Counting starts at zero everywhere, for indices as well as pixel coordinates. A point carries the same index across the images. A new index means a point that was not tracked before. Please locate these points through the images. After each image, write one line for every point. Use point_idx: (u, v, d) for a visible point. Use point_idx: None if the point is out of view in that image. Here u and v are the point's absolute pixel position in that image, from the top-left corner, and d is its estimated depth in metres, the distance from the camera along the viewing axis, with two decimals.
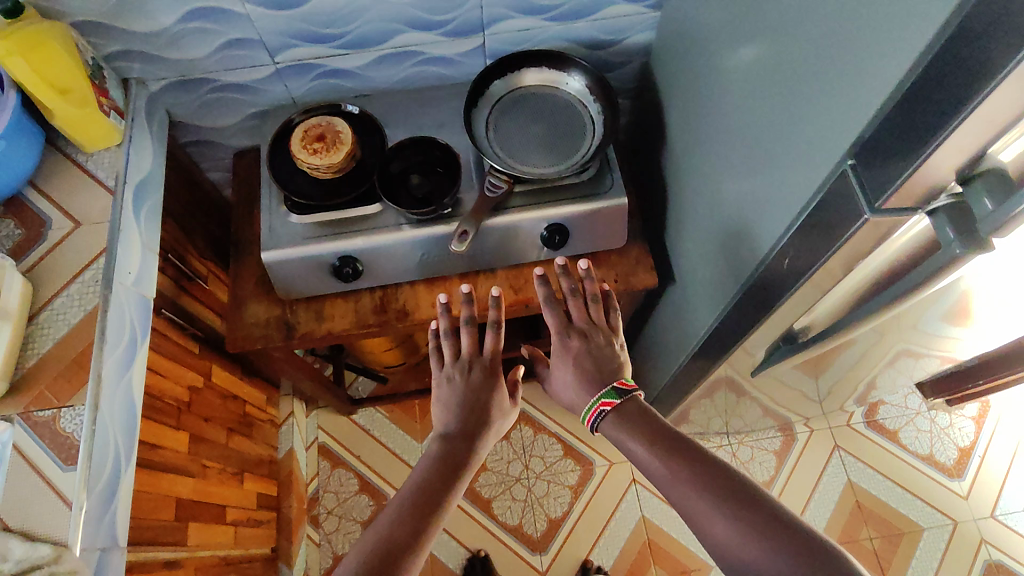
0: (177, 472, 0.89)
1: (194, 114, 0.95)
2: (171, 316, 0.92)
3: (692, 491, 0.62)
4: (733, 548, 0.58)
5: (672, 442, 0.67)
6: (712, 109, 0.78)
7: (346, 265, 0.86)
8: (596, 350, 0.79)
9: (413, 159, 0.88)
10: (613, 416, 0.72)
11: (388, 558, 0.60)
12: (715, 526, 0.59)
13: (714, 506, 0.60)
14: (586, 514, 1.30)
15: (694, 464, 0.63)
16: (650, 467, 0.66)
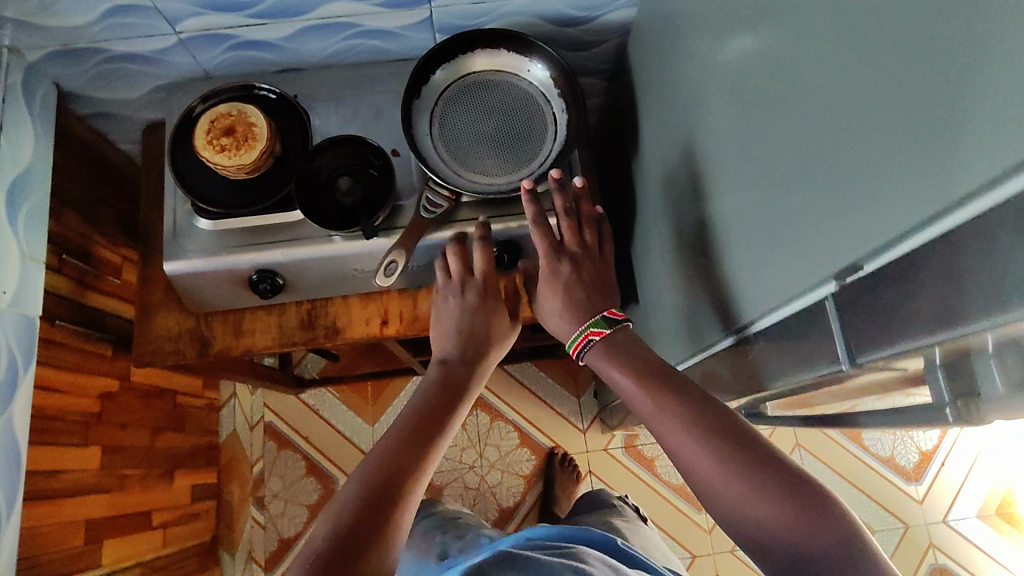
0: (85, 493, 0.83)
1: (89, 86, 0.80)
2: (69, 324, 0.82)
3: (692, 435, 0.53)
4: (730, 495, 0.51)
5: (659, 376, 0.59)
6: (694, 130, 0.66)
7: (264, 280, 0.76)
8: (590, 279, 0.71)
9: (344, 159, 0.76)
10: (602, 344, 0.64)
11: (390, 482, 0.53)
12: (716, 472, 0.51)
13: (712, 449, 0.52)
14: (539, 505, 1.27)
15: (684, 398, 0.56)
16: (638, 403, 0.58)
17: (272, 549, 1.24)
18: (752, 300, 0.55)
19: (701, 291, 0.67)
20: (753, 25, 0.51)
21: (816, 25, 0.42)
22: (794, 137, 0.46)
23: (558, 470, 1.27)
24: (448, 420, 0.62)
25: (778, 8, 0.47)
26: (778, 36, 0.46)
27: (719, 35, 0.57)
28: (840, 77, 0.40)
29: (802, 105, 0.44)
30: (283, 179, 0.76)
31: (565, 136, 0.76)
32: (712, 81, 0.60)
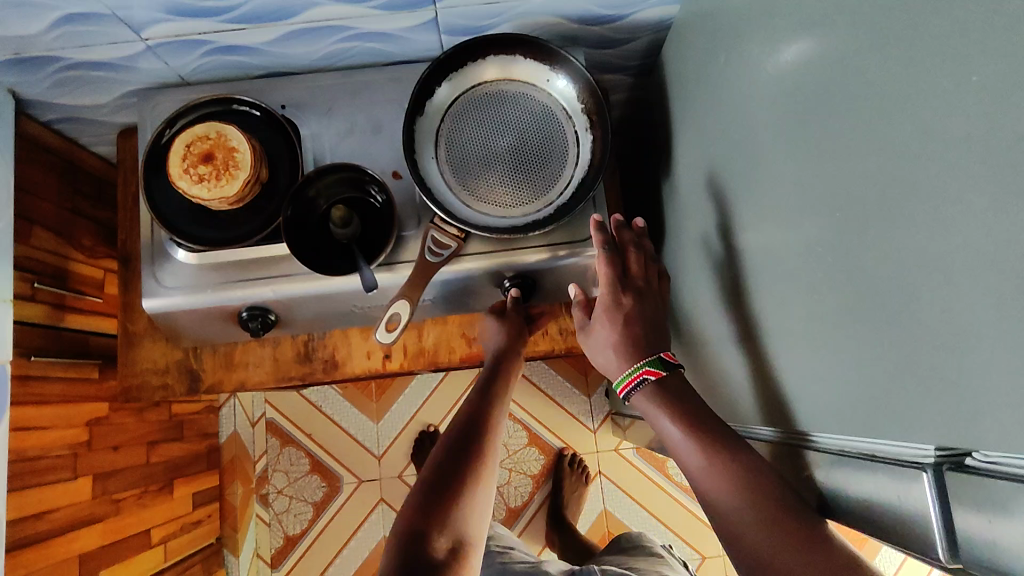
0: (79, 526, 0.79)
1: (50, 93, 0.71)
2: (47, 358, 0.77)
3: (728, 500, 0.49)
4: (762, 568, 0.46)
5: (707, 425, 0.54)
6: (742, 172, 0.57)
7: (254, 318, 0.69)
8: (650, 315, 0.65)
9: (340, 186, 0.67)
10: (654, 385, 0.58)
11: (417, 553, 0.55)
12: (759, 540, 0.47)
13: (761, 515, 0.47)
14: (546, 504, 1.26)
15: (735, 454, 0.51)
16: (682, 452, 0.54)
17: (279, 545, 1.23)
18: (805, 391, 0.48)
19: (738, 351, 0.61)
20: (833, 81, 0.41)
21: (927, 114, 0.33)
22: (880, 238, 0.38)
23: (567, 473, 1.25)
24: (472, 451, 0.63)
25: (869, 72, 0.37)
26: (869, 108, 0.37)
27: (783, 77, 0.48)
28: (956, 193, 0.31)
29: (895, 205, 0.36)
30: (273, 207, 0.68)
31: (590, 161, 0.68)
32: (769, 126, 0.51)
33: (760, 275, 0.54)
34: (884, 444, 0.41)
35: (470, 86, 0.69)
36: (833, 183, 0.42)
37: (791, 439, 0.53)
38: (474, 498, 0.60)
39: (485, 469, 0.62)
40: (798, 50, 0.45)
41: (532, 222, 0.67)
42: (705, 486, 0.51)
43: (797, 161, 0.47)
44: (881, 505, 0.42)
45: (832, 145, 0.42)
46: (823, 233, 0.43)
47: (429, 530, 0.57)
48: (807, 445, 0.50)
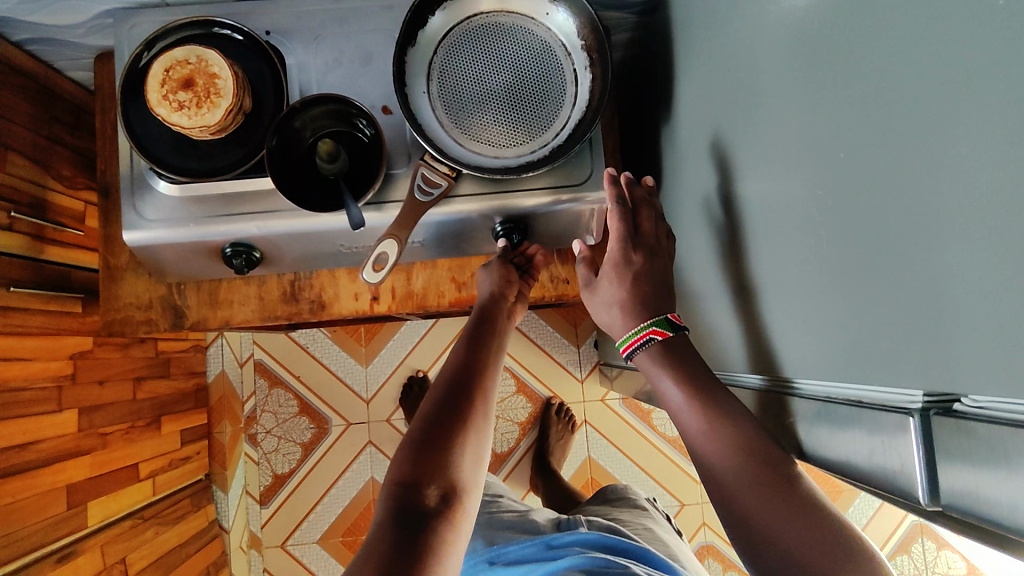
0: (65, 458, 0.79)
1: (20, 9, 0.67)
2: (29, 290, 0.75)
3: (733, 467, 0.49)
4: (761, 534, 0.47)
5: (711, 389, 0.53)
6: (743, 116, 0.55)
7: (238, 256, 0.67)
8: (659, 277, 0.63)
9: (327, 118, 0.64)
10: (661, 346, 0.58)
11: (411, 504, 0.51)
12: (751, 503, 0.48)
13: (756, 483, 0.48)
14: (532, 450, 1.27)
15: (738, 420, 0.50)
16: (682, 413, 0.53)
17: (267, 483, 1.25)
18: (793, 342, 0.48)
19: (726, 301, 0.60)
20: (840, 15, 0.39)
21: (940, 48, 0.31)
22: (878, 182, 0.36)
23: (554, 422, 1.26)
24: (473, 404, 0.59)
25: (881, 4, 0.35)
26: (881, 44, 0.35)
27: (792, 13, 0.45)
28: (965, 135, 0.30)
29: (898, 148, 0.34)
30: (257, 138, 0.65)
31: (588, 102, 0.66)
32: (774, 66, 0.48)
33: (757, 225, 0.53)
34: (869, 392, 0.40)
35: (463, 17, 0.66)
36: (836, 125, 0.40)
37: (777, 388, 0.53)
38: (469, 449, 0.57)
39: (479, 420, 0.59)
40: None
41: (525, 163, 0.65)
42: (708, 450, 0.51)
43: (801, 104, 0.45)
44: (863, 452, 0.42)
45: (838, 87, 0.40)
46: (823, 178, 0.42)
47: (422, 480, 0.53)
48: (790, 392, 0.50)
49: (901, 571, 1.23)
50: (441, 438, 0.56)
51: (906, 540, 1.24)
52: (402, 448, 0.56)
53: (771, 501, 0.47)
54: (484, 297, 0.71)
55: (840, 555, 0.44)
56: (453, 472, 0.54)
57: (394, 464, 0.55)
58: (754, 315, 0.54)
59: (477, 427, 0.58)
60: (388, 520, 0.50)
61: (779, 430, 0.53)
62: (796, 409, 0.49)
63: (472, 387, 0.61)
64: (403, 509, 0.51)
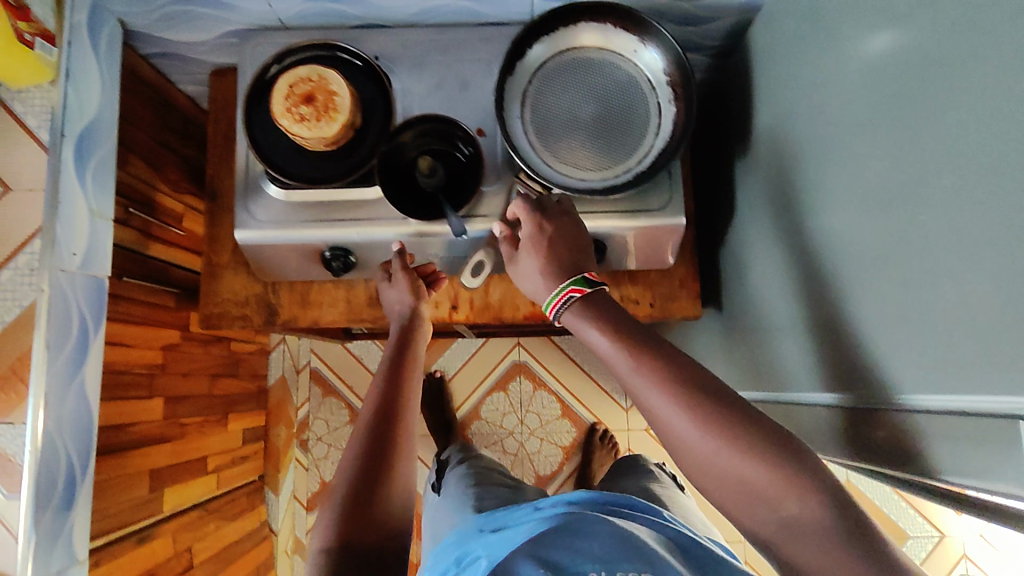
0: (149, 444, 0.84)
1: (155, 26, 0.73)
2: (136, 281, 0.81)
3: (667, 402, 0.50)
4: (724, 464, 0.48)
5: (634, 338, 0.54)
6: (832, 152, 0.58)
7: (336, 258, 0.73)
8: (567, 241, 0.63)
9: (429, 136, 0.70)
10: (585, 301, 0.58)
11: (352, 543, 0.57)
12: (702, 446, 0.49)
13: (692, 413, 0.49)
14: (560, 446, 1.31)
15: (673, 355, 0.53)
16: (615, 361, 0.54)
17: (315, 489, 1.28)
18: None
19: (823, 325, 0.63)
20: (946, 57, 0.43)
21: None
22: (996, 208, 0.39)
23: (594, 440, 1.28)
24: (392, 444, 0.66)
25: (993, 48, 0.39)
26: (993, 88, 0.39)
27: (892, 58, 0.49)
28: None
29: (1017, 176, 0.37)
30: (361, 152, 0.70)
31: (671, 132, 0.70)
32: (871, 105, 0.52)
33: (853, 253, 0.56)
34: (976, 402, 0.43)
35: (557, 52, 0.72)
36: (943, 160, 0.43)
37: (873, 402, 0.56)
38: (400, 456, 0.66)
39: (403, 426, 0.68)
40: (900, 30, 0.47)
41: (611, 187, 0.70)
42: (637, 385, 0.52)
43: (902, 140, 0.48)
44: (969, 456, 0.45)
45: (942, 126, 0.43)
46: (928, 209, 0.45)
47: (366, 526, 0.58)
48: (889, 408, 0.53)
49: None
50: (382, 447, 0.65)
51: None
52: (346, 456, 0.65)
53: (727, 441, 0.48)
54: (397, 318, 0.75)
55: (790, 473, 0.46)
56: (396, 476, 0.64)
57: (342, 473, 0.63)
58: (850, 337, 0.58)
59: (404, 431, 0.68)
60: (352, 523, 0.58)
61: (881, 447, 0.56)
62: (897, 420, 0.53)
63: (385, 392, 0.70)
64: (361, 513, 0.59)
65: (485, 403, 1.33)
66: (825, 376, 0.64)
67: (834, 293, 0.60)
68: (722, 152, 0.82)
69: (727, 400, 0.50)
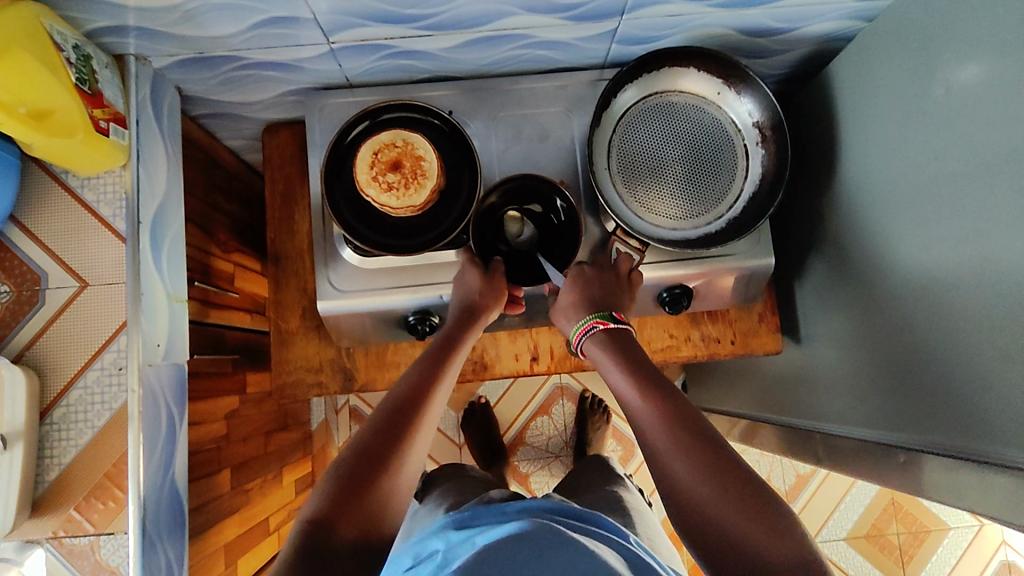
0: (224, 518, 0.81)
1: (212, 90, 0.70)
2: (200, 354, 0.78)
3: (675, 444, 0.49)
4: (698, 506, 0.47)
5: (661, 387, 0.54)
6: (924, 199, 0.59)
7: (423, 322, 0.70)
8: (602, 286, 0.64)
9: (524, 195, 0.69)
10: (609, 334, 0.60)
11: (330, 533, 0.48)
12: (699, 493, 0.47)
13: (689, 457, 0.48)
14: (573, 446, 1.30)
15: (678, 403, 0.52)
16: (636, 409, 0.54)
17: None
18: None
19: (913, 366, 0.64)
20: None
21: None
22: None
23: (591, 414, 1.29)
24: (405, 428, 0.56)
25: None
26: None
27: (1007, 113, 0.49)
28: None
29: None
30: (453, 216, 0.67)
31: (761, 177, 0.70)
32: (984, 158, 0.53)
33: (959, 299, 0.57)
34: None
35: (640, 99, 0.70)
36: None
37: (976, 455, 0.56)
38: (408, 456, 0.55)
39: (425, 422, 0.58)
40: (985, 64, 0.52)
41: (704, 236, 0.69)
42: (649, 423, 0.52)
43: None
44: None
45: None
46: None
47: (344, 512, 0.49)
48: (995, 462, 0.53)
49: None
50: (393, 440, 0.55)
51: None
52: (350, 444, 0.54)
53: (718, 490, 0.46)
54: (461, 304, 0.65)
55: (786, 531, 0.44)
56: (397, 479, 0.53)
57: (336, 462, 0.53)
58: (952, 380, 0.58)
59: (420, 432, 0.57)
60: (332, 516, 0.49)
61: (973, 494, 0.56)
62: (1001, 474, 0.52)
63: (423, 381, 0.59)
64: (342, 505, 0.49)
65: (530, 428, 1.33)
66: (918, 415, 0.63)
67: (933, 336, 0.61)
68: (792, 183, 0.82)
69: (725, 456, 0.48)
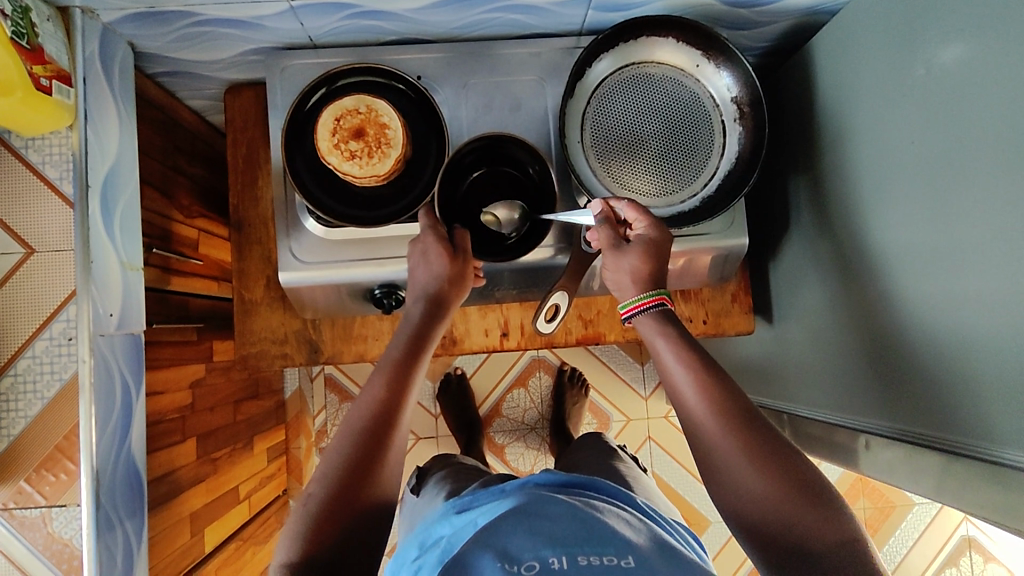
0: (191, 488, 0.80)
1: (168, 48, 0.66)
2: (160, 323, 0.76)
3: (736, 441, 0.50)
4: (754, 501, 0.49)
5: (721, 379, 0.53)
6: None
7: (388, 296, 0.69)
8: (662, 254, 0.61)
9: (491, 158, 0.66)
10: (667, 314, 0.58)
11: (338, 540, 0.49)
12: (758, 489, 0.49)
13: (751, 455, 0.50)
14: (550, 418, 1.31)
15: (735, 397, 0.52)
16: (689, 400, 0.53)
17: None
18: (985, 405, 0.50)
19: (879, 350, 0.63)
20: None
21: None
22: None
23: (569, 387, 1.30)
24: (387, 418, 0.55)
25: None
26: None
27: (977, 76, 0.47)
28: None
29: None
30: (420, 187, 0.65)
31: (738, 154, 0.68)
32: (961, 140, 0.51)
33: (928, 284, 0.56)
34: None
35: (616, 69, 0.68)
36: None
37: (940, 441, 0.56)
38: (396, 441, 0.55)
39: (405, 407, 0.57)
40: (968, 48, 0.50)
41: (677, 213, 0.68)
42: (707, 418, 0.52)
43: (998, 184, 0.48)
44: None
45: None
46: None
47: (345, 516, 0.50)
48: (958, 451, 0.53)
49: None
50: (387, 429, 0.55)
51: (955, 553, 1.31)
52: (342, 429, 0.55)
53: (784, 493, 0.48)
54: (427, 284, 0.62)
55: (835, 522, 0.47)
56: (387, 464, 0.54)
57: (325, 460, 0.53)
58: (918, 366, 0.58)
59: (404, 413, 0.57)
60: (340, 512, 0.50)
61: (937, 480, 0.56)
62: (963, 462, 0.52)
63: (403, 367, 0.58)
64: (348, 500, 0.50)
65: (506, 400, 1.33)
66: (886, 401, 0.63)
67: (898, 321, 0.61)
68: (769, 160, 0.81)
69: (786, 454, 0.50)
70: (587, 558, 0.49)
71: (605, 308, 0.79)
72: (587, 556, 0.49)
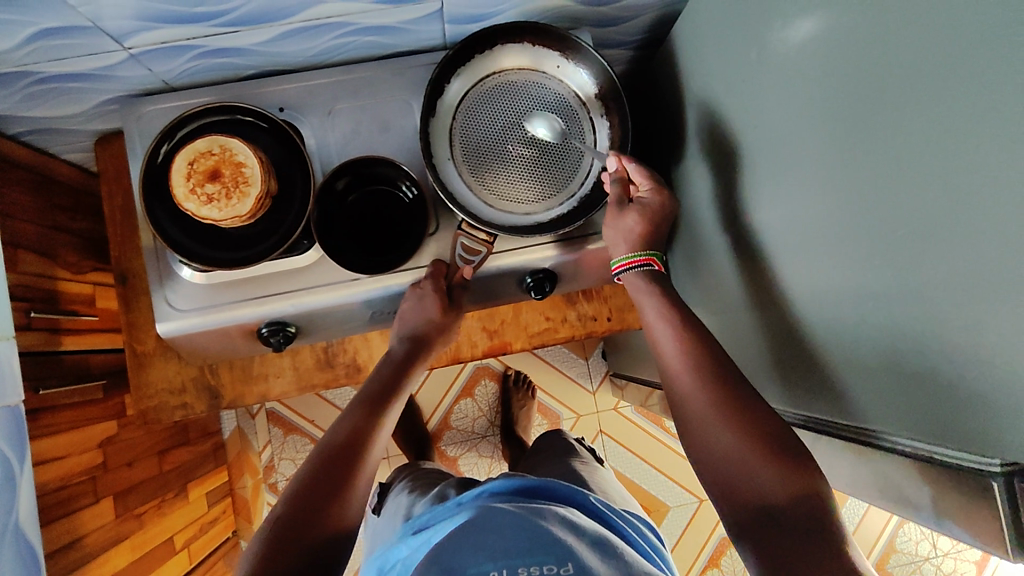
0: (110, 550, 0.78)
1: (17, 108, 0.64)
2: (54, 386, 0.74)
3: (710, 398, 0.51)
4: (726, 453, 0.48)
5: (703, 345, 0.55)
6: (745, 168, 0.58)
7: (276, 334, 0.67)
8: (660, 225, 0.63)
9: (366, 179, 0.67)
10: (653, 275, 0.62)
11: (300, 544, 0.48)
12: (726, 442, 0.49)
13: (722, 408, 0.50)
14: (499, 425, 1.30)
15: (715, 356, 0.54)
16: (672, 363, 0.55)
17: None
18: (828, 384, 0.51)
19: (750, 336, 0.64)
20: (852, 91, 0.42)
21: (955, 147, 0.34)
22: (907, 255, 0.39)
23: (513, 391, 1.30)
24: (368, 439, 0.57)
25: (891, 95, 0.38)
26: (894, 115, 0.38)
27: (792, 52, 0.47)
28: (977, 233, 0.33)
29: (922, 225, 0.37)
30: (291, 218, 0.65)
31: (609, 154, 0.69)
32: None
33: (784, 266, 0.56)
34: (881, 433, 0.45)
35: (478, 79, 0.68)
36: (852, 195, 0.43)
37: (816, 422, 0.55)
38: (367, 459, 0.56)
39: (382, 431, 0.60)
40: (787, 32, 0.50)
41: (557, 218, 0.67)
42: (686, 375, 0.54)
43: None
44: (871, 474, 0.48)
45: (853, 153, 0.42)
46: (844, 237, 0.45)
47: (310, 522, 0.49)
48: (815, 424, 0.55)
49: (909, 538, 1.32)
50: (361, 447, 0.56)
51: None
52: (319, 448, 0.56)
53: (752, 444, 0.47)
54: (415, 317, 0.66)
55: (804, 477, 0.45)
56: (359, 484, 0.54)
57: (299, 473, 0.53)
58: (779, 348, 0.58)
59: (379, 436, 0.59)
60: (299, 518, 0.49)
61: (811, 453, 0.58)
62: (837, 443, 0.51)
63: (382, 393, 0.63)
64: (314, 509, 0.50)
65: (453, 412, 1.32)
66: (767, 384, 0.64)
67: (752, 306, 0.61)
68: (654, 151, 0.81)
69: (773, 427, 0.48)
70: (527, 570, 0.45)
71: (508, 317, 0.79)
72: (528, 568, 0.45)
